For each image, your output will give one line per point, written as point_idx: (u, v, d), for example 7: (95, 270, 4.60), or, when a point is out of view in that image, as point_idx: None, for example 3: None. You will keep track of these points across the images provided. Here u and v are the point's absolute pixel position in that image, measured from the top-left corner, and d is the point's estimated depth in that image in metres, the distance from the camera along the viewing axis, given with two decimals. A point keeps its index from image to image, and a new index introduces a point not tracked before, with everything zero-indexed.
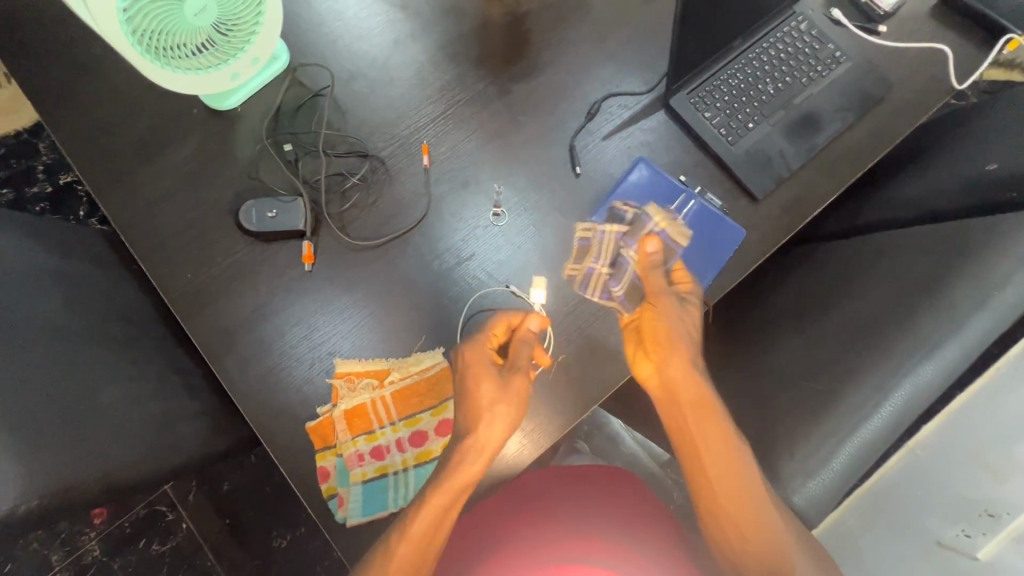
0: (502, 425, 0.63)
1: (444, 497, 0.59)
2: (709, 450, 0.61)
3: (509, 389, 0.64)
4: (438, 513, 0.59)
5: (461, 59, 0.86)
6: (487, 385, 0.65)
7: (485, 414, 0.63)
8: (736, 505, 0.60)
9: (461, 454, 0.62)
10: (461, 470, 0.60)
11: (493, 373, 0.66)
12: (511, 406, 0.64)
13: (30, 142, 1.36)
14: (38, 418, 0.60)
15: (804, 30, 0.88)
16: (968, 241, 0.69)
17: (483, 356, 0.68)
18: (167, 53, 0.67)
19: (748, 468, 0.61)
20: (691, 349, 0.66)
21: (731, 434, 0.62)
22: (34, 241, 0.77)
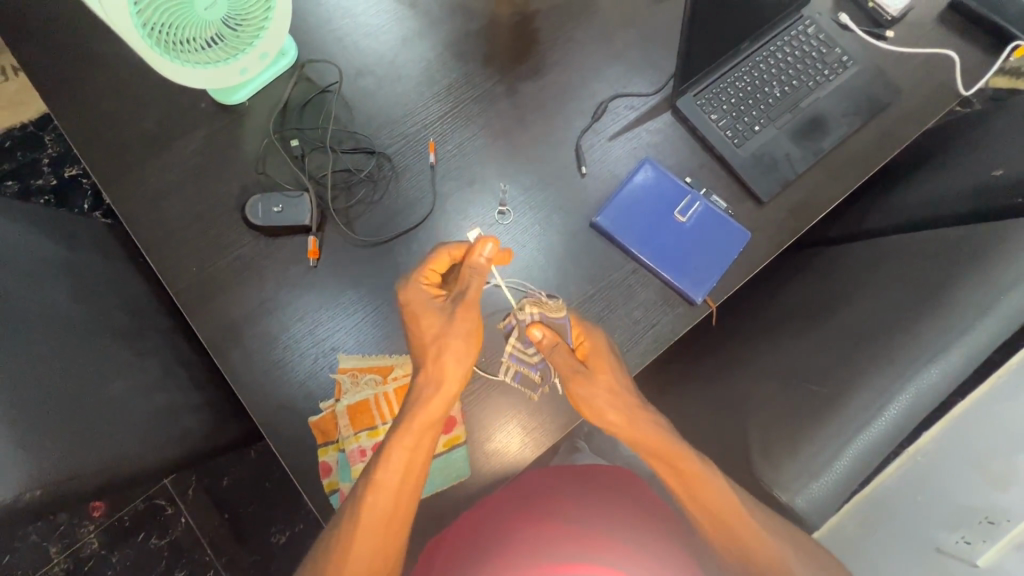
0: (452, 360, 0.65)
1: (413, 436, 0.62)
2: (683, 481, 0.64)
3: (454, 323, 0.66)
4: (408, 456, 0.61)
5: (469, 58, 0.87)
6: (436, 323, 0.66)
7: (439, 350, 0.65)
8: (740, 524, 0.61)
9: (424, 392, 0.64)
10: (422, 407, 0.63)
11: (438, 308, 0.67)
12: (460, 339, 0.65)
13: (36, 134, 1.37)
14: (43, 407, 0.60)
15: (811, 34, 0.88)
16: (974, 247, 0.69)
17: (422, 293, 0.69)
18: (177, 47, 0.67)
19: (723, 491, 0.63)
20: (620, 402, 0.67)
21: (690, 456, 0.64)
22: (40, 232, 0.77)
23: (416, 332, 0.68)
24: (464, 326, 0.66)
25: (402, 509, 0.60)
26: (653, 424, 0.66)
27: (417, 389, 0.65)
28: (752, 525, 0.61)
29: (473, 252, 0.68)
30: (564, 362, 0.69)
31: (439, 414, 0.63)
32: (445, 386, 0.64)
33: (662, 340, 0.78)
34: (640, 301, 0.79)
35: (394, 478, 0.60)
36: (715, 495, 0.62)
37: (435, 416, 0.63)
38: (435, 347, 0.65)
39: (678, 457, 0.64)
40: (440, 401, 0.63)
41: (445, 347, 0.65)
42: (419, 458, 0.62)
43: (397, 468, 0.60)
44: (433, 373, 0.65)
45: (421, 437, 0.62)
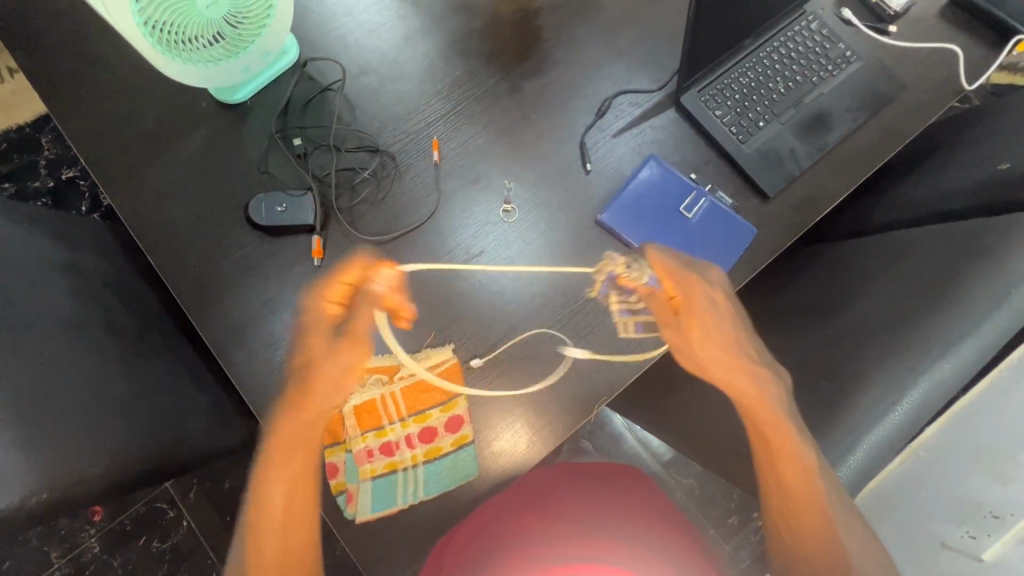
0: (322, 391, 0.70)
1: (314, 415, 0.70)
2: (775, 455, 0.64)
3: (339, 355, 0.70)
4: (290, 482, 0.68)
5: (472, 55, 0.86)
6: (319, 352, 0.71)
7: (316, 377, 0.70)
8: (803, 509, 0.63)
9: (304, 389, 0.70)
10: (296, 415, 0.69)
11: (326, 335, 0.70)
12: (338, 371, 0.71)
13: (32, 136, 1.35)
14: (46, 408, 0.59)
15: (815, 29, 0.88)
16: (985, 241, 0.69)
17: (321, 309, 0.71)
18: (179, 46, 0.67)
19: (809, 475, 0.63)
20: (722, 331, 0.70)
21: (786, 427, 0.65)
22: (40, 233, 0.76)
23: (305, 352, 0.71)
24: (336, 363, 0.70)
25: (291, 527, 0.67)
26: (755, 380, 0.68)
27: (281, 412, 0.70)
28: (828, 515, 0.62)
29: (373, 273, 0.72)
30: (662, 312, 0.74)
31: (300, 437, 0.69)
32: (320, 386, 0.70)
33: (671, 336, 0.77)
34: None
35: (292, 485, 0.68)
36: (793, 458, 0.63)
37: (298, 441, 0.69)
38: (308, 375, 0.70)
39: (764, 420, 0.66)
40: (303, 425, 0.69)
41: (330, 366, 0.70)
42: (306, 472, 0.68)
43: (281, 504, 0.67)
44: (301, 395, 0.69)
45: (290, 460, 0.68)
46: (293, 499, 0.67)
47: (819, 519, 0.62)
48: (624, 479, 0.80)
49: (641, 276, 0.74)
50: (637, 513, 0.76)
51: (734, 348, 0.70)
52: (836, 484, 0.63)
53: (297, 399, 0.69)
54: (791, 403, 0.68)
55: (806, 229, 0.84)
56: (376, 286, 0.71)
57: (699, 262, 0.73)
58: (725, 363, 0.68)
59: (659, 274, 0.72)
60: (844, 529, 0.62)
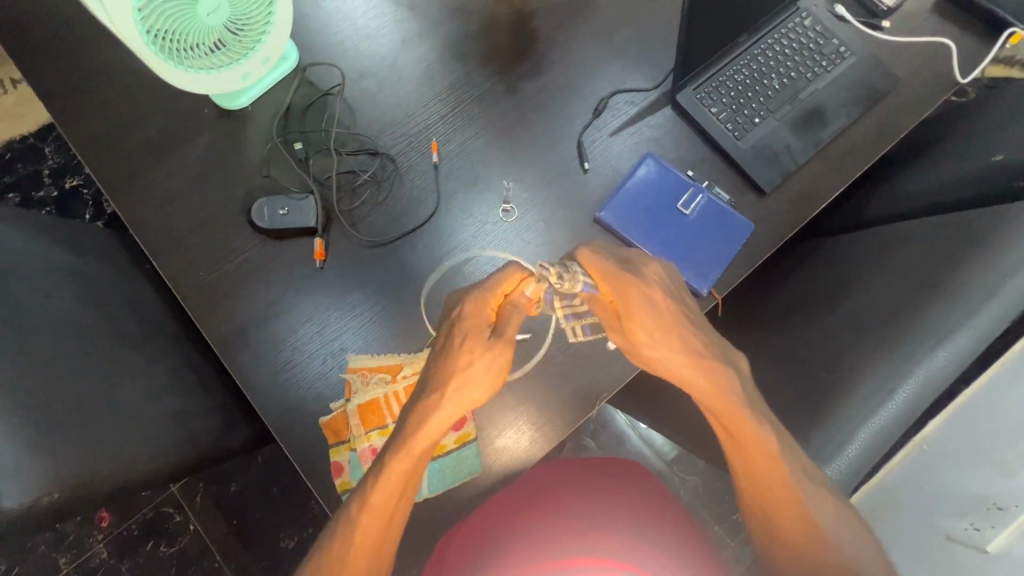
0: (477, 389, 0.60)
1: (411, 462, 0.59)
2: (740, 446, 0.61)
3: (491, 354, 0.60)
4: (402, 481, 0.59)
5: (469, 58, 0.87)
6: (478, 349, 0.60)
7: (466, 373, 0.60)
8: (768, 497, 0.61)
9: (417, 416, 0.59)
10: (416, 434, 0.59)
11: (484, 335, 0.61)
12: (492, 371, 0.61)
13: (36, 146, 1.37)
14: (55, 410, 0.60)
15: (808, 26, 0.88)
16: (979, 231, 0.69)
17: (483, 311, 0.63)
18: (180, 53, 0.68)
19: (776, 462, 0.60)
20: (671, 322, 0.61)
21: (749, 420, 0.59)
22: (45, 240, 0.77)
23: (452, 351, 0.61)
24: (497, 367, 0.61)
25: (390, 527, 0.61)
26: (714, 376, 0.59)
27: (421, 411, 0.59)
28: (804, 503, 0.60)
29: (512, 287, 0.64)
30: (607, 316, 0.65)
31: (434, 441, 0.59)
32: (468, 390, 0.60)
33: None
34: None
35: (391, 494, 0.59)
36: (754, 448, 0.60)
37: (432, 445, 0.60)
38: (463, 370, 0.60)
39: (730, 414, 0.60)
40: (443, 426, 0.59)
41: (479, 370, 0.60)
42: (409, 487, 0.60)
43: (388, 493, 0.59)
44: (445, 402, 0.59)
45: (413, 463, 0.59)
46: (391, 491, 0.59)
47: (796, 506, 0.60)
48: (623, 477, 0.80)
49: (577, 284, 0.65)
50: (634, 510, 0.76)
51: (686, 345, 0.60)
52: (808, 472, 0.61)
53: (451, 394, 0.59)
54: (751, 390, 0.61)
55: (803, 224, 0.84)
56: (527, 295, 0.64)
57: (635, 261, 0.66)
58: (667, 357, 0.60)
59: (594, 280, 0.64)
60: (824, 515, 0.60)
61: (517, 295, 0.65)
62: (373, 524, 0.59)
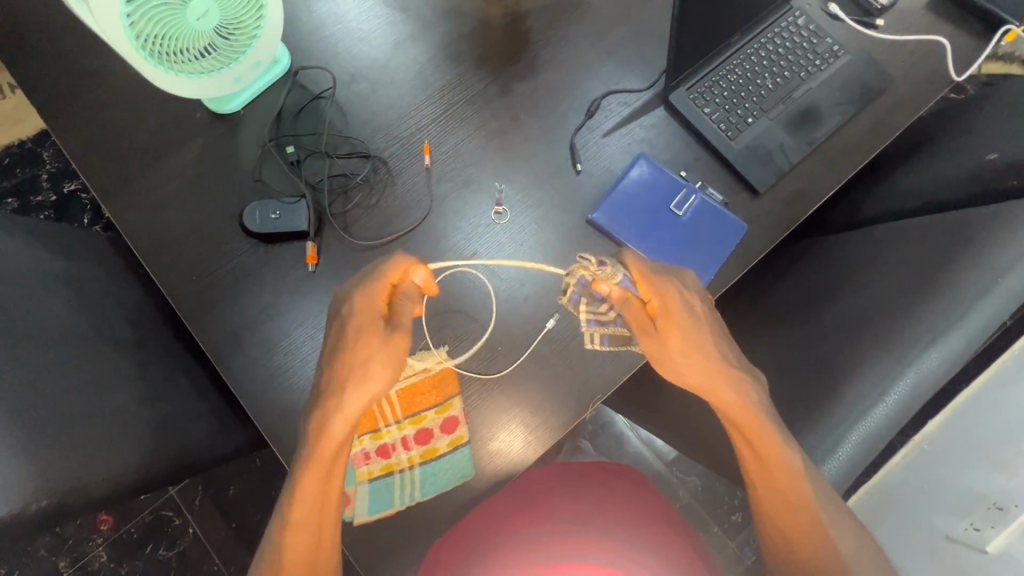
0: (374, 390, 0.59)
1: (323, 468, 0.58)
2: (768, 464, 0.61)
3: (391, 352, 0.60)
4: (320, 490, 0.58)
5: (462, 60, 0.87)
6: (369, 350, 0.59)
7: (362, 375, 0.59)
8: (786, 512, 0.61)
9: (326, 416, 0.58)
10: (324, 438, 0.58)
11: (379, 332, 0.60)
12: (389, 369, 0.59)
13: (34, 150, 1.37)
14: (46, 416, 0.60)
15: (802, 25, 0.88)
16: (974, 231, 0.69)
17: (374, 307, 0.62)
18: (170, 58, 0.68)
19: (797, 479, 0.60)
20: (701, 334, 0.63)
21: (772, 434, 0.60)
22: (39, 246, 0.77)
23: (347, 349, 0.60)
24: (383, 367, 0.59)
25: (324, 528, 0.60)
26: (738, 389, 0.61)
27: (320, 415, 0.59)
28: (822, 523, 0.60)
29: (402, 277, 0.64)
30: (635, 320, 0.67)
31: (343, 444, 0.58)
32: (371, 388, 0.58)
33: None
34: None
35: (319, 500, 0.59)
36: (780, 464, 0.60)
37: (340, 450, 0.59)
38: (358, 374, 0.59)
39: (755, 431, 0.61)
40: (347, 429, 0.58)
41: (361, 372, 0.59)
42: (331, 491, 0.59)
43: (311, 504, 0.58)
44: (342, 404, 0.58)
45: (329, 472, 0.59)
46: (310, 501, 0.58)
47: (814, 524, 0.60)
48: (623, 482, 0.80)
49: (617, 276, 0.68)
50: (632, 515, 0.76)
51: (721, 360, 0.62)
52: (824, 488, 0.62)
53: (344, 393, 0.58)
54: (772, 407, 0.62)
55: (798, 224, 0.84)
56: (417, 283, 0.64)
57: (669, 270, 0.69)
58: (707, 366, 0.61)
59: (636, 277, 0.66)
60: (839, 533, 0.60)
61: (406, 283, 0.64)
62: (301, 532, 0.59)
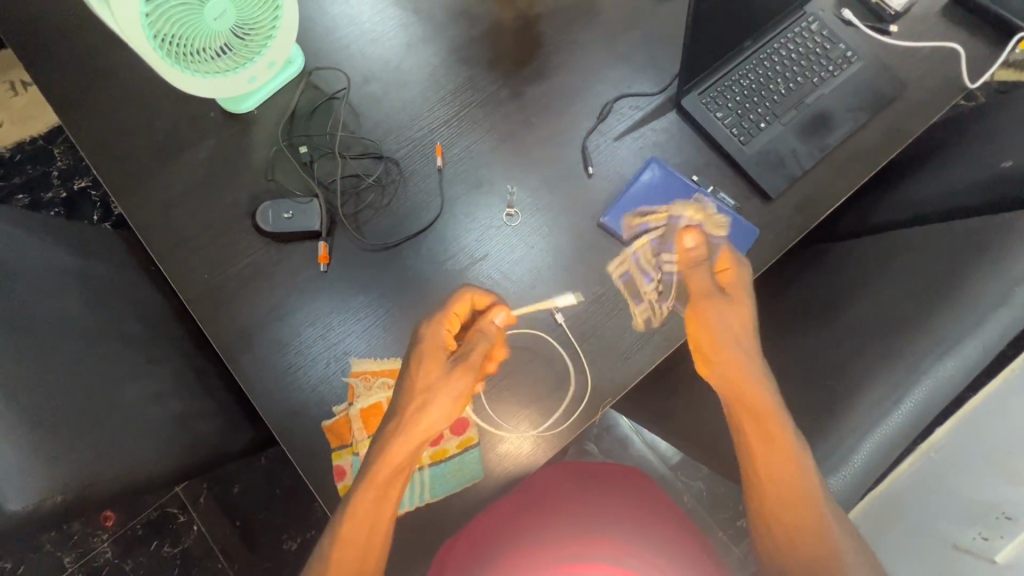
0: (436, 415, 0.62)
1: (387, 473, 0.60)
2: (776, 458, 0.61)
3: (451, 378, 0.63)
4: (374, 509, 0.60)
5: (474, 62, 0.87)
6: (433, 377, 0.64)
7: (423, 403, 0.63)
8: (793, 514, 0.60)
9: (398, 425, 0.62)
10: (391, 444, 0.60)
11: (444, 362, 0.65)
12: (449, 399, 0.63)
13: (45, 147, 1.38)
14: (60, 411, 0.61)
15: (815, 31, 0.88)
16: (989, 238, 0.69)
17: (439, 338, 0.66)
18: (187, 57, 0.69)
19: (806, 475, 0.60)
20: (743, 336, 0.66)
21: (782, 422, 0.62)
22: (52, 242, 0.78)
23: (411, 375, 0.64)
24: (445, 392, 0.63)
25: (373, 549, 0.60)
26: (751, 367, 0.64)
27: (384, 435, 0.62)
28: (823, 518, 0.59)
29: (487, 318, 0.68)
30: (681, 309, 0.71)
31: (403, 466, 0.61)
32: (438, 401, 0.62)
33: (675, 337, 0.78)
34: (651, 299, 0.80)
35: (370, 510, 0.59)
36: (789, 454, 0.60)
37: (400, 471, 0.61)
38: (421, 399, 0.63)
39: (767, 414, 0.62)
40: (412, 449, 0.61)
41: (424, 396, 0.63)
42: (386, 507, 0.60)
43: (363, 520, 0.59)
44: (411, 425, 0.62)
45: (387, 488, 0.60)
46: (361, 516, 0.59)
47: (820, 524, 0.59)
48: (629, 489, 0.79)
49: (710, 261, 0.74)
50: (636, 521, 0.74)
51: (749, 353, 0.65)
52: (828, 493, 0.61)
53: (411, 415, 0.62)
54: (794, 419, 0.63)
55: (809, 230, 0.84)
56: (496, 323, 0.68)
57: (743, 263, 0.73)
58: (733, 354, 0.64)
59: (681, 269, 0.72)
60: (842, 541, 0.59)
61: (485, 322, 0.68)
62: (352, 546, 0.59)
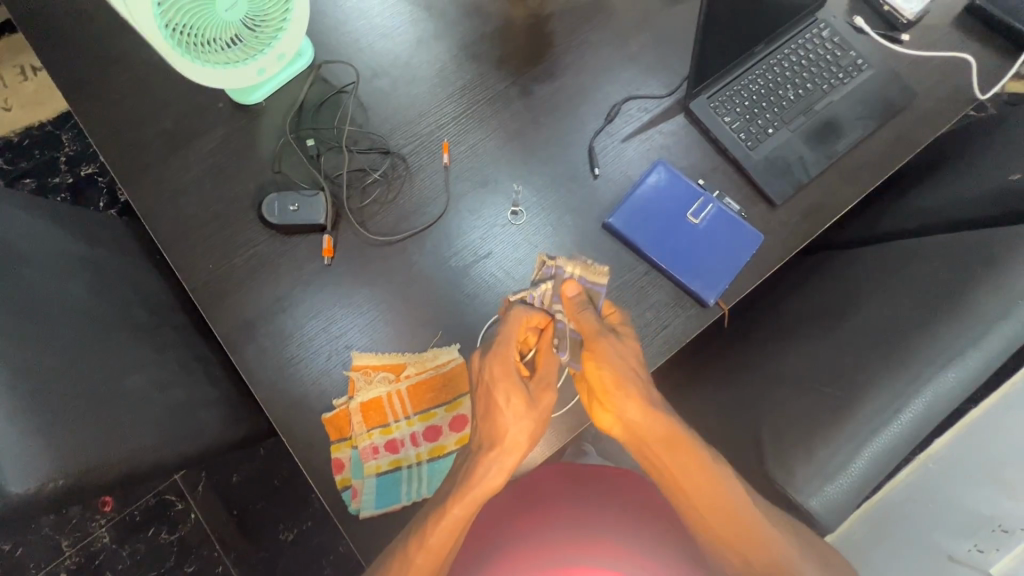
0: (526, 442, 0.62)
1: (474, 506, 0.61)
2: (699, 488, 0.62)
3: (537, 404, 0.63)
4: (460, 526, 0.61)
5: (484, 59, 0.87)
6: (522, 404, 0.62)
7: (516, 430, 0.62)
8: (728, 529, 0.61)
9: (492, 462, 0.61)
10: (486, 479, 0.61)
11: (523, 387, 0.63)
12: (538, 423, 0.63)
13: (53, 133, 1.39)
14: (64, 396, 0.61)
15: (826, 37, 0.88)
16: (995, 250, 0.69)
17: (513, 363, 0.64)
18: (198, 48, 0.69)
19: (734, 492, 0.61)
20: (642, 384, 0.63)
21: (698, 459, 0.62)
22: (59, 227, 0.78)
23: (496, 403, 0.63)
24: (531, 420, 0.62)
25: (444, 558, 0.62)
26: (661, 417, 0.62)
27: (483, 462, 0.62)
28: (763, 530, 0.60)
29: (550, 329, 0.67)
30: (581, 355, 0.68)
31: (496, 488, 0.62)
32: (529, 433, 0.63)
33: (675, 341, 0.79)
34: (652, 302, 0.80)
35: (455, 530, 0.61)
36: (709, 488, 0.61)
37: (490, 494, 0.62)
38: (513, 428, 0.62)
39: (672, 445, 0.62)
40: (507, 472, 0.62)
41: (515, 426, 0.62)
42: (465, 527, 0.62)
43: (451, 533, 0.60)
44: (505, 453, 0.62)
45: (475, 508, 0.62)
46: (451, 530, 0.60)
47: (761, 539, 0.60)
48: (616, 484, 0.82)
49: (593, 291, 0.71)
50: (631, 511, 0.76)
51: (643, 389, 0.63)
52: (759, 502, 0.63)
53: (506, 444, 0.62)
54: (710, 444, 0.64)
55: (814, 237, 0.84)
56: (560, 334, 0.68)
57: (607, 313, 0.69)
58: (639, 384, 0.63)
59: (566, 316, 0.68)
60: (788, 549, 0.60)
61: (551, 334, 0.67)
62: (432, 556, 0.60)
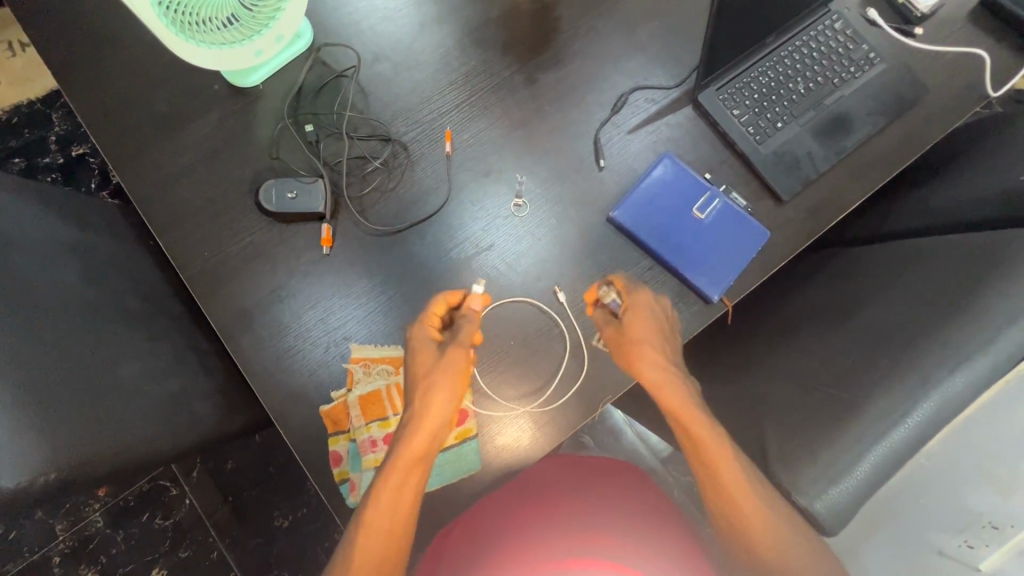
0: (439, 401, 0.65)
1: (397, 473, 0.62)
2: (700, 454, 0.65)
3: (441, 367, 0.67)
4: (395, 494, 0.62)
5: (488, 45, 0.85)
6: (427, 366, 0.67)
7: (427, 392, 0.66)
8: (743, 512, 0.62)
9: (406, 429, 0.65)
10: (400, 448, 0.64)
11: (433, 352, 0.68)
12: (446, 384, 0.66)
13: (42, 112, 1.35)
14: (52, 385, 0.59)
15: (838, 29, 0.86)
16: (1007, 251, 0.67)
17: (428, 335, 0.70)
18: (193, 27, 0.66)
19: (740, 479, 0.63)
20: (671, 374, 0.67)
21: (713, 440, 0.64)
22: (49, 211, 0.76)
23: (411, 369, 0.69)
24: (440, 384, 0.66)
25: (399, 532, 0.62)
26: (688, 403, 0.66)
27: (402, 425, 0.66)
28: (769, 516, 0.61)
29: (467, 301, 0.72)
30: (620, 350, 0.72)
31: (421, 450, 0.64)
32: (428, 400, 0.66)
33: (678, 337, 0.78)
34: (656, 297, 0.79)
35: (386, 505, 0.62)
36: (722, 466, 0.63)
37: (416, 455, 0.64)
38: (422, 387, 0.66)
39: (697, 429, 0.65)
40: (427, 432, 0.64)
41: (426, 392, 0.66)
42: (405, 495, 0.62)
43: (384, 505, 0.62)
44: (420, 417, 0.65)
45: (407, 475, 0.63)
46: (388, 505, 0.62)
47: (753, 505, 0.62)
48: (621, 478, 0.80)
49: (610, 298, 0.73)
50: (633, 514, 0.74)
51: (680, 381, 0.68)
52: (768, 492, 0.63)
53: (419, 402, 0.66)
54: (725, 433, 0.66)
55: (820, 234, 0.83)
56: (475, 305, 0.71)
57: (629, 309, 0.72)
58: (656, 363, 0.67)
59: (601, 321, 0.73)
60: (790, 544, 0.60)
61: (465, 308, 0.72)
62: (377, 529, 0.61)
